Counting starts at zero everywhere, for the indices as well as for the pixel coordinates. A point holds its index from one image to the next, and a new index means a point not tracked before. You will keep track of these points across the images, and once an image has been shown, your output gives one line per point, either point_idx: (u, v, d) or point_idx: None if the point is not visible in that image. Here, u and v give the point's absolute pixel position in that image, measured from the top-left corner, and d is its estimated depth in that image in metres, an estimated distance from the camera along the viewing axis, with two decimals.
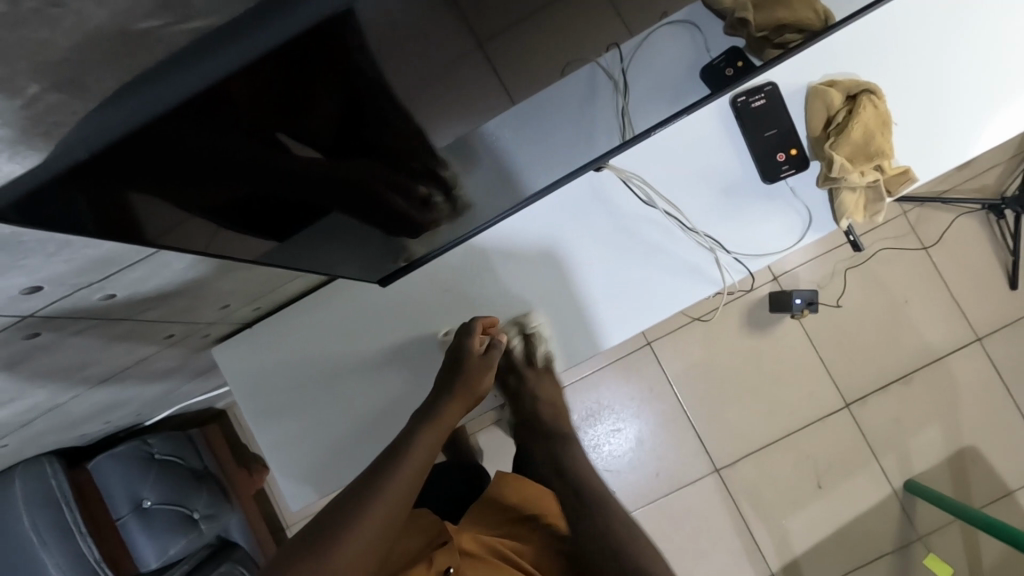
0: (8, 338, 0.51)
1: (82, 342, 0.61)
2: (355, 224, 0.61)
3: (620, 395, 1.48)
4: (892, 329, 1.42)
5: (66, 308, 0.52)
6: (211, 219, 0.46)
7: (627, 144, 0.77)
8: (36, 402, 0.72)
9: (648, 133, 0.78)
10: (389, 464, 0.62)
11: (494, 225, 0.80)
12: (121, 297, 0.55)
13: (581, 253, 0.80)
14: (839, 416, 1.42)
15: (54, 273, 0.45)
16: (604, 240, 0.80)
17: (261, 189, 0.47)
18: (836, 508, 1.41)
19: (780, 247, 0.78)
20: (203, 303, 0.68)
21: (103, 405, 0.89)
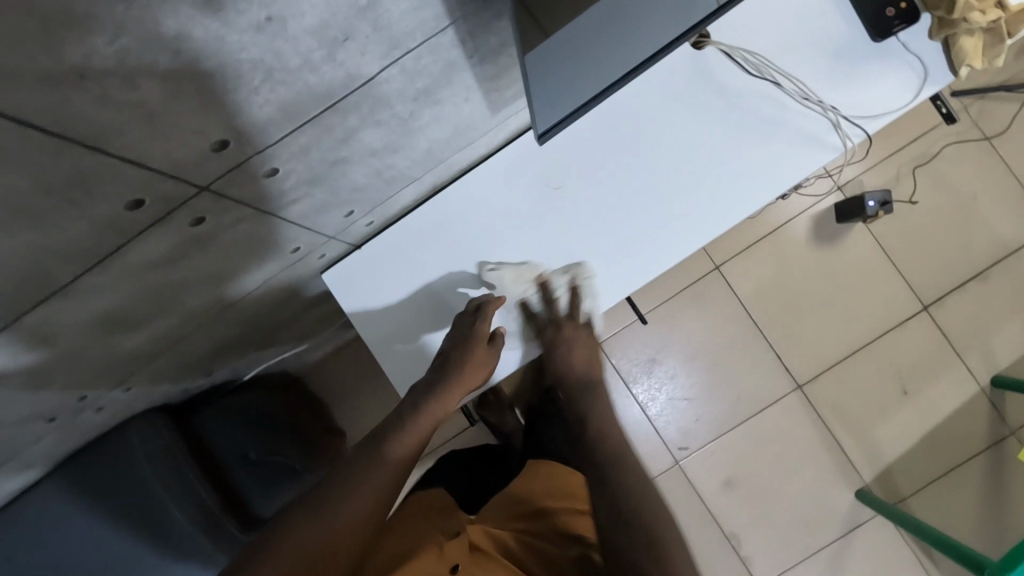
0: (176, 223, 0.50)
1: (227, 244, 0.59)
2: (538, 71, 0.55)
3: (693, 326, 1.46)
4: (964, 226, 1.40)
5: (234, 184, 0.50)
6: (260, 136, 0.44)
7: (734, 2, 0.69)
8: (168, 330, 0.71)
9: None
10: (378, 444, 0.59)
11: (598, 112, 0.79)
12: (281, 176, 0.53)
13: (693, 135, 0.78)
14: (918, 319, 1.41)
15: (241, 126, 0.43)
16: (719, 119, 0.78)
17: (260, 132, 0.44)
18: (922, 411, 1.40)
19: (901, 104, 0.76)
20: (334, 204, 0.66)
21: (216, 348, 0.88)
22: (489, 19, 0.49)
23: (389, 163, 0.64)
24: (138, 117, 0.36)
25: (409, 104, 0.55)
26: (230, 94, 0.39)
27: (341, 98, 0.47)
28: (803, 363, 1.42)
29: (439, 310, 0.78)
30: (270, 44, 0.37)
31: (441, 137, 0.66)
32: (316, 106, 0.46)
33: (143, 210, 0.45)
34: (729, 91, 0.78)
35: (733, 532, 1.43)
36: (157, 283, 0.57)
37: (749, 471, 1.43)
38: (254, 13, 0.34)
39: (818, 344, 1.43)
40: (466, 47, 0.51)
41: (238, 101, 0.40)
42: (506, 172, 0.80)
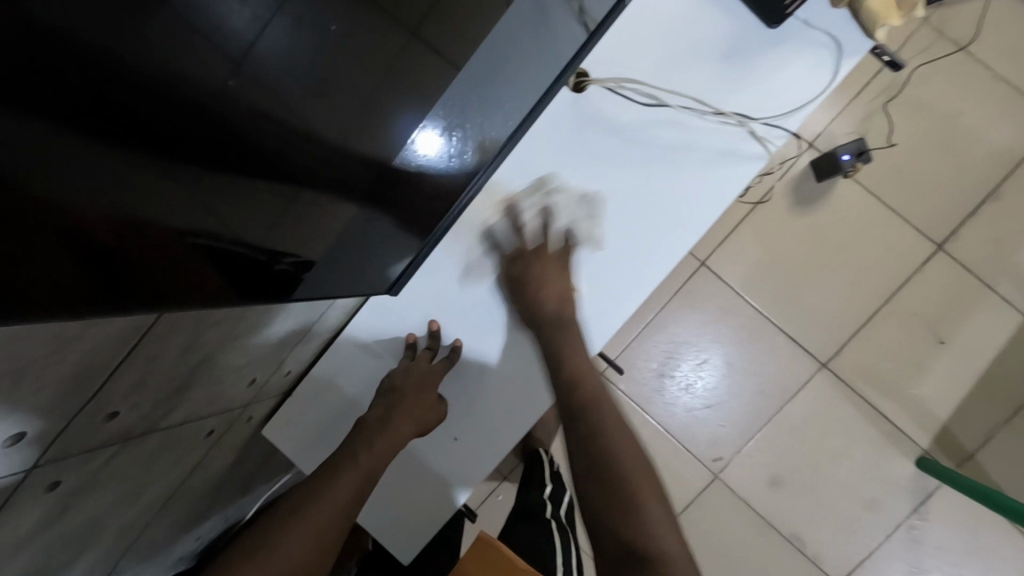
0: (28, 496, 0.45)
1: (116, 475, 0.55)
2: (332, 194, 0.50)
3: (693, 326, 1.36)
4: (959, 147, 1.26)
5: (71, 446, 0.45)
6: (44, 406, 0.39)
7: (594, 36, 0.65)
8: (112, 552, 0.67)
9: (605, 21, 0.65)
10: (315, 492, 0.65)
11: (479, 193, 0.72)
12: (126, 412, 0.48)
13: (588, 183, 0.70)
14: (935, 260, 1.27)
15: (28, 416, 0.38)
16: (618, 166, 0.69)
17: (52, 404, 0.40)
18: (966, 358, 1.27)
19: (819, 90, 0.66)
20: (226, 385, 0.62)
21: (183, 526, 0.84)
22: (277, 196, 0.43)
23: (263, 330, 0.61)
24: None
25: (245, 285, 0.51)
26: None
27: (142, 336, 0.44)
28: (821, 339, 1.31)
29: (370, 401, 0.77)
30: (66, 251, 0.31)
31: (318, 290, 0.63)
32: (115, 358, 0.42)
33: None
34: (624, 127, 0.69)
35: (795, 534, 1.33)
36: (56, 541, 0.53)
37: (794, 465, 1.33)
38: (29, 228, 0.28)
39: (832, 315, 1.31)
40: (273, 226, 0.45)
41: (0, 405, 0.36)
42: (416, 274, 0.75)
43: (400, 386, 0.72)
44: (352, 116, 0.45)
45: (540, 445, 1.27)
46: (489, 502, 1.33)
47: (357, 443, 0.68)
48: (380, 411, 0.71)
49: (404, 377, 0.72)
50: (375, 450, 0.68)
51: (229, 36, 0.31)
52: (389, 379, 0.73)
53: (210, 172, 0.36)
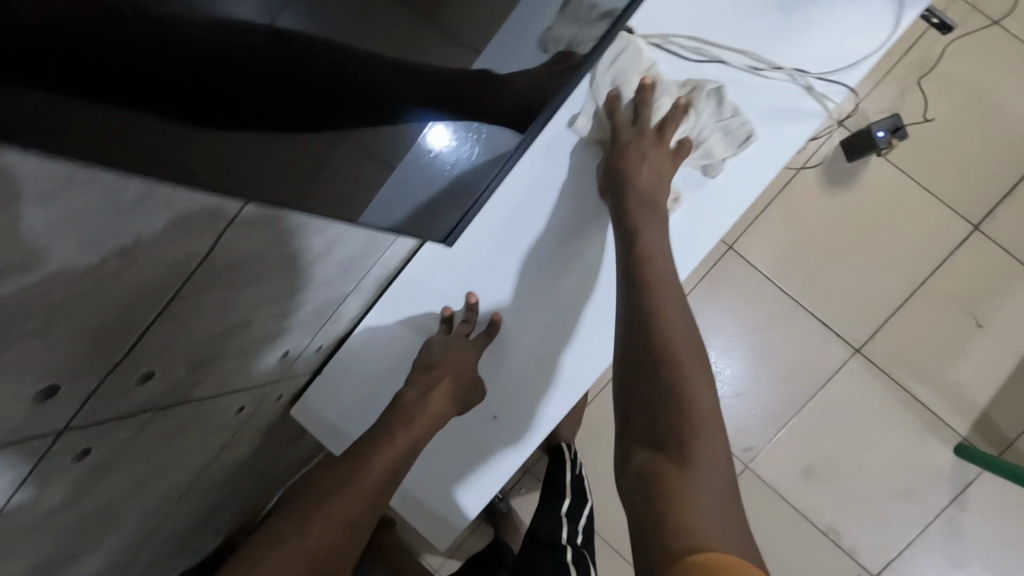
0: (55, 466, 0.41)
1: (146, 449, 0.52)
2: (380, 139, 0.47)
3: (722, 313, 1.32)
4: (993, 123, 1.22)
5: (103, 410, 0.42)
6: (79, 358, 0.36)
7: None
8: (133, 539, 0.63)
9: None
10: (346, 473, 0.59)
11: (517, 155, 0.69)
12: (161, 375, 0.45)
13: None
14: (972, 241, 1.24)
15: (62, 368, 0.35)
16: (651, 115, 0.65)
17: (86, 357, 0.36)
18: (1006, 342, 1.23)
19: (876, 47, 0.63)
20: (258, 357, 0.58)
21: (206, 515, 0.80)
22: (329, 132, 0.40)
23: (300, 297, 0.57)
24: None
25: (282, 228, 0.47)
26: (24, 349, 0.31)
27: (183, 285, 0.40)
28: (854, 324, 1.27)
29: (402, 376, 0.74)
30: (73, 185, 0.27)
31: (352, 250, 0.60)
32: (154, 307, 0.39)
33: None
34: (671, 83, 0.66)
35: (829, 526, 1.29)
36: (79, 522, 0.49)
37: (828, 454, 1.29)
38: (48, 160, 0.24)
39: (866, 299, 1.27)
40: (322, 168, 0.42)
41: (35, 351, 0.32)
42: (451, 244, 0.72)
43: (438, 361, 0.69)
44: (389, 83, 0.39)
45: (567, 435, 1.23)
46: (513, 495, 1.29)
47: (394, 420, 0.65)
48: (417, 391, 0.67)
49: (442, 351, 0.69)
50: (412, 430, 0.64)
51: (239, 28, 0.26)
52: (426, 354, 0.70)
53: (232, 147, 0.33)
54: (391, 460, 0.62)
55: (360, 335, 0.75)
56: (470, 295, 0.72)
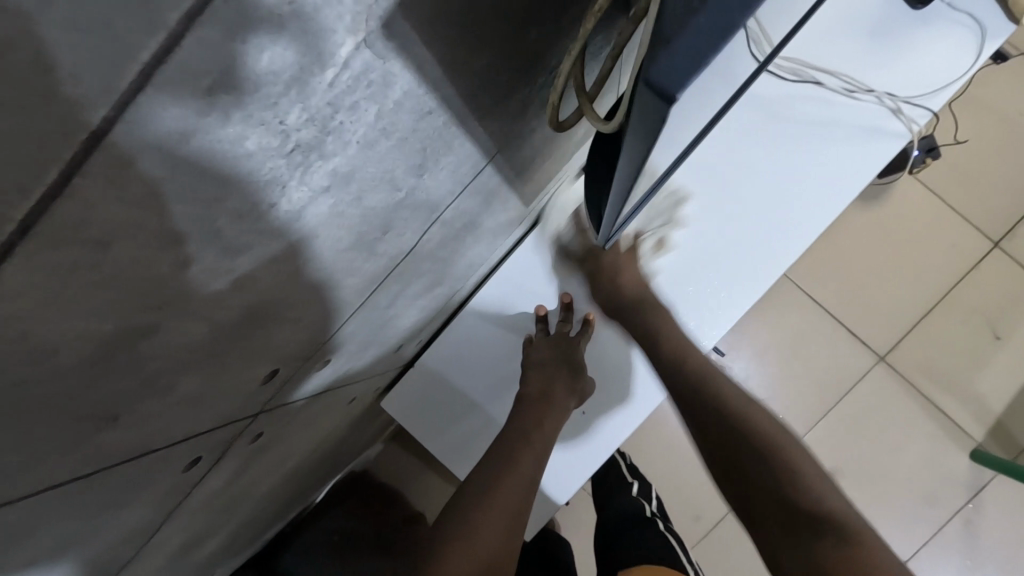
0: (236, 448, 0.44)
1: (288, 435, 0.54)
2: (543, 147, 0.50)
3: (753, 319, 1.37)
4: (1018, 148, 1.29)
5: (286, 393, 0.44)
6: (297, 342, 0.38)
7: None
8: (239, 522, 0.65)
9: None
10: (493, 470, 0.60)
11: None
12: (332, 361, 0.47)
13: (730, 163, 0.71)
14: (993, 258, 1.31)
15: (287, 352, 0.37)
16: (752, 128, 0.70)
17: (303, 343, 0.39)
18: (1020, 353, 1.31)
19: (957, 75, 0.68)
20: (384, 348, 0.61)
21: (285, 501, 0.82)
22: (522, 139, 0.43)
23: (433, 294, 0.59)
24: (182, 405, 0.30)
25: (456, 232, 0.48)
26: (272, 340, 0.34)
27: (379, 283, 0.42)
28: (880, 334, 1.33)
29: (496, 373, 0.79)
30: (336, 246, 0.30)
31: (481, 252, 0.62)
32: (356, 302, 0.41)
33: (199, 462, 0.39)
34: (769, 100, 0.69)
35: None
36: (222, 501, 0.52)
37: (852, 457, 1.35)
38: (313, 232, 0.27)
39: (891, 309, 1.34)
40: (503, 171, 0.45)
41: (279, 334, 0.34)
42: (548, 245, 0.76)
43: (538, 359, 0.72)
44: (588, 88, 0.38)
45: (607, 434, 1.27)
46: None
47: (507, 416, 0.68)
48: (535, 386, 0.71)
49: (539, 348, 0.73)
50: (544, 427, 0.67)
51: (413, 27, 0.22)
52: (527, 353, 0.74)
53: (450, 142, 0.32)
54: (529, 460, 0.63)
55: (453, 335, 0.79)
56: (564, 294, 0.77)
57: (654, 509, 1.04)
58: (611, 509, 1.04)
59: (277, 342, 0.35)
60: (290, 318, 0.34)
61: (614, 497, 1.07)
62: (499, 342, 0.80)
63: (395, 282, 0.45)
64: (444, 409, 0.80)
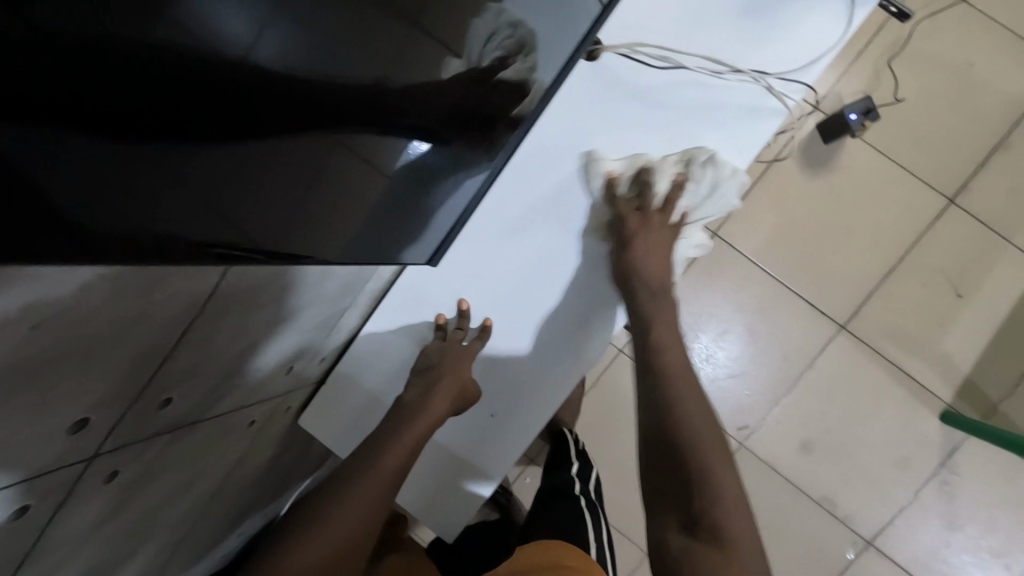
0: (89, 487, 0.46)
1: (168, 469, 0.56)
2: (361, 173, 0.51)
3: (710, 297, 1.36)
4: (964, 99, 1.26)
5: (128, 435, 0.46)
6: (103, 390, 0.40)
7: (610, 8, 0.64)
8: (161, 551, 0.68)
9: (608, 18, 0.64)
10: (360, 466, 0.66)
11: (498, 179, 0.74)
12: (179, 399, 0.49)
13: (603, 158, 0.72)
14: (948, 215, 1.28)
15: (91, 400, 0.39)
16: (629, 122, 0.71)
17: (111, 389, 0.40)
18: (983, 308, 1.28)
19: (830, 47, 0.67)
20: (267, 374, 0.63)
21: (225, 522, 0.84)
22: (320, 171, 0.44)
23: (305, 314, 0.62)
24: None
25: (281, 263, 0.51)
26: (60, 387, 0.36)
27: (199, 313, 0.44)
28: (839, 303, 1.31)
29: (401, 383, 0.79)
30: (74, 274, 0.32)
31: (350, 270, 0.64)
32: (173, 336, 0.43)
33: (34, 511, 0.41)
34: (644, 91, 0.70)
35: (825, 495, 1.34)
36: (115, 534, 0.54)
37: (820, 426, 1.34)
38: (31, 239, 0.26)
39: (848, 275, 1.32)
40: (314, 202, 0.46)
41: (63, 389, 0.36)
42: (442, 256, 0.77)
43: (435, 362, 0.74)
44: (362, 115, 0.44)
45: (567, 425, 1.28)
46: (518, 487, 1.33)
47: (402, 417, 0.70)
48: (419, 391, 0.72)
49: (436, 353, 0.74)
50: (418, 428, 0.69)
51: (228, 42, 0.28)
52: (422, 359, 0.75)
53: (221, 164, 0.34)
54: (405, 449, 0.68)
55: (361, 349, 0.80)
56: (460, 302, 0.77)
57: (590, 491, 1.04)
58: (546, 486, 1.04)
59: (65, 395, 0.37)
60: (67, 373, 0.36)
61: (551, 477, 1.07)
62: (405, 352, 0.80)
63: (217, 318, 0.46)
64: (359, 423, 0.81)
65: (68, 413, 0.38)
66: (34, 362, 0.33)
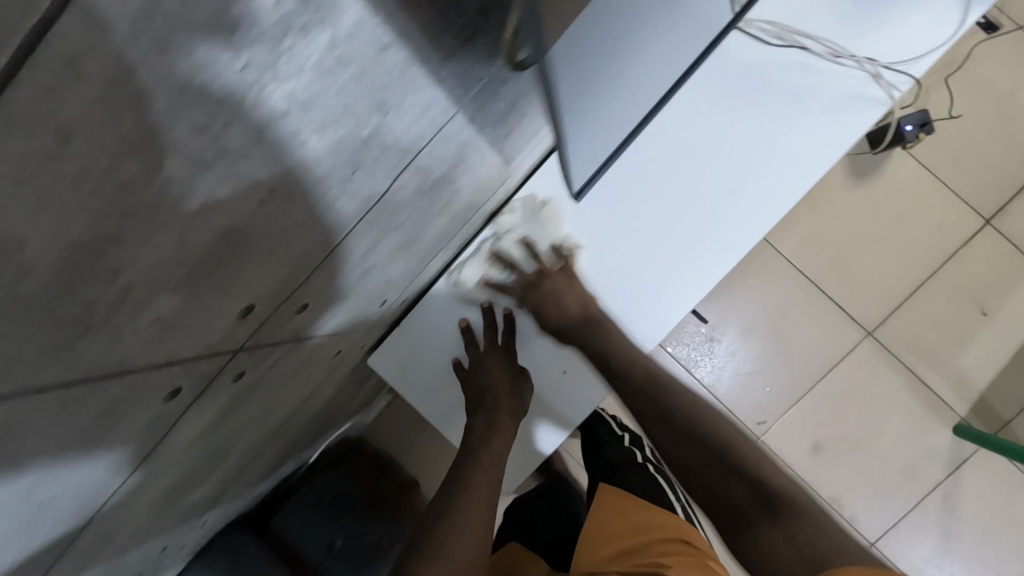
0: (219, 384, 0.45)
1: (270, 382, 0.56)
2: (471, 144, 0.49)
3: (744, 293, 1.38)
4: (1012, 124, 1.30)
5: (265, 334, 0.45)
6: (271, 281, 0.39)
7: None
8: (229, 471, 0.68)
9: None
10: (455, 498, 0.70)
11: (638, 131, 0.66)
12: (312, 306, 0.48)
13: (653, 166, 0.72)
14: (983, 235, 1.31)
15: (261, 290, 0.38)
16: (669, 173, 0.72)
17: (276, 285, 0.40)
18: (1005, 330, 1.32)
19: (940, 42, 0.68)
20: (366, 304, 0.62)
21: (276, 456, 0.84)
22: (496, 86, 0.44)
23: (416, 245, 0.59)
24: (158, 329, 0.32)
25: (433, 182, 0.49)
26: (238, 278, 0.35)
27: (359, 219, 0.42)
28: (866, 312, 1.34)
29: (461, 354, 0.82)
30: None
31: (463, 208, 0.62)
32: (334, 239, 0.41)
33: (180, 395, 0.41)
34: (715, 117, 0.71)
35: (833, 497, 1.37)
36: (211, 442, 0.54)
37: (835, 430, 1.37)
38: (295, 69, 0.26)
39: (877, 288, 1.35)
40: (477, 123, 0.47)
41: (253, 271, 0.35)
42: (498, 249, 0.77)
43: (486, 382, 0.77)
44: None
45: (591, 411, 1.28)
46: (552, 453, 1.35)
47: (475, 439, 0.75)
48: (484, 420, 0.76)
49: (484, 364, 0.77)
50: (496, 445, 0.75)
51: None
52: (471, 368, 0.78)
53: None
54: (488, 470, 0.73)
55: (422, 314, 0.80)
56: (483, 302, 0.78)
57: (646, 455, 1.08)
58: (601, 459, 1.08)
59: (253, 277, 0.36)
60: (261, 252, 0.35)
61: (602, 450, 1.11)
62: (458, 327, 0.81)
63: (368, 233, 0.45)
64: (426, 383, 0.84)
65: (245, 296, 0.37)
66: (250, 228, 0.32)
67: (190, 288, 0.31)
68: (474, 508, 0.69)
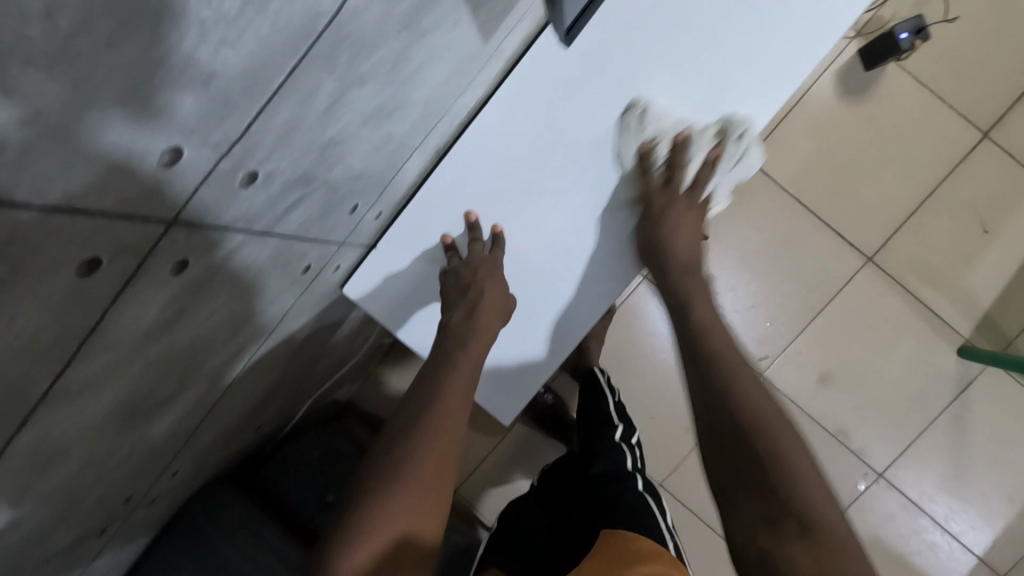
0: (157, 271, 0.39)
1: (229, 284, 0.49)
2: None
3: (743, 225, 1.33)
4: (1004, 33, 1.25)
5: (209, 207, 0.38)
6: (203, 113, 0.31)
7: None
8: (198, 407, 0.61)
9: None
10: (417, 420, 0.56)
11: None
12: (265, 179, 0.41)
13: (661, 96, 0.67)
14: (980, 149, 1.27)
15: (189, 122, 0.31)
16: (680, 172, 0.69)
17: (207, 120, 0.32)
18: (1007, 245, 1.29)
19: None
20: (337, 204, 0.55)
21: (254, 402, 0.77)
22: None
23: (388, 129, 0.52)
24: (43, 136, 0.24)
25: (399, 25, 0.42)
26: (151, 84, 0.27)
27: (310, 49, 0.35)
28: (866, 236, 1.30)
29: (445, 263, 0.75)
30: None
31: (437, 85, 0.54)
32: (282, 69, 0.34)
33: (104, 269, 0.34)
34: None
35: (841, 429, 1.34)
36: (163, 353, 0.47)
37: (841, 359, 1.33)
38: None
39: (875, 214, 1.30)
40: None
41: (168, 82, 0.28)
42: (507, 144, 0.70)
43: (474, 280, 0.68)
44: None
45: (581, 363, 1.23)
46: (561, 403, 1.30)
47: (450, 341, 0.63)
48: (462, 311, 0.66)
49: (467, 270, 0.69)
50: (470, 349, 0.62)
51: None
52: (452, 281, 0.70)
53: None
54: (465, 379, 0.61)
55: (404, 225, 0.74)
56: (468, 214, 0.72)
57: (634, 457, 0.89)
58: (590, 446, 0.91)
59: (172, 93, 0.29)
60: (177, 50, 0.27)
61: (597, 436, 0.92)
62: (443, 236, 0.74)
63: (322, 77, 0.38)
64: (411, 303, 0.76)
65: (166, 125, 0.30)
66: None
67: (77, 71, 0.24)
68: (439, 433, 0.56)
